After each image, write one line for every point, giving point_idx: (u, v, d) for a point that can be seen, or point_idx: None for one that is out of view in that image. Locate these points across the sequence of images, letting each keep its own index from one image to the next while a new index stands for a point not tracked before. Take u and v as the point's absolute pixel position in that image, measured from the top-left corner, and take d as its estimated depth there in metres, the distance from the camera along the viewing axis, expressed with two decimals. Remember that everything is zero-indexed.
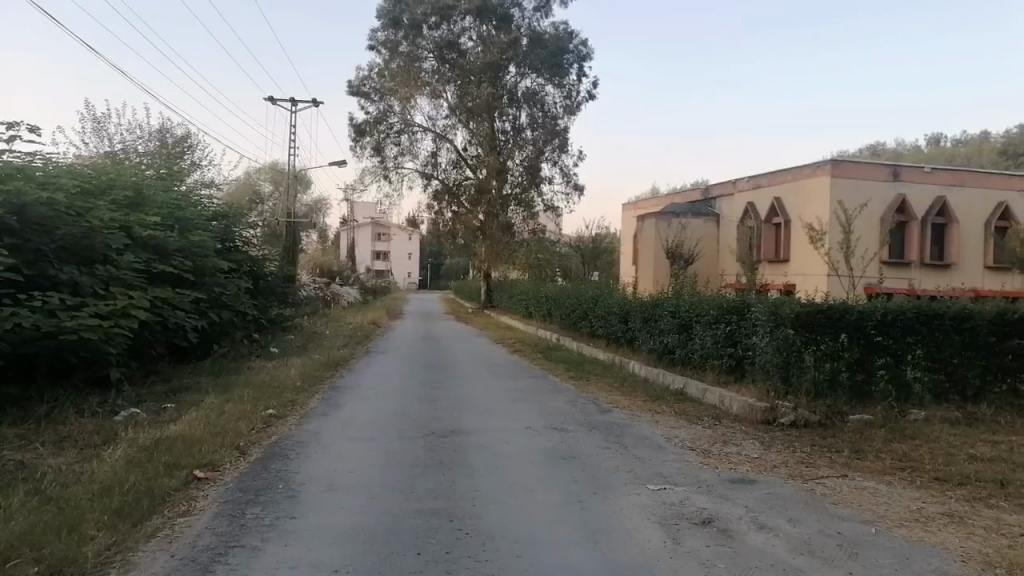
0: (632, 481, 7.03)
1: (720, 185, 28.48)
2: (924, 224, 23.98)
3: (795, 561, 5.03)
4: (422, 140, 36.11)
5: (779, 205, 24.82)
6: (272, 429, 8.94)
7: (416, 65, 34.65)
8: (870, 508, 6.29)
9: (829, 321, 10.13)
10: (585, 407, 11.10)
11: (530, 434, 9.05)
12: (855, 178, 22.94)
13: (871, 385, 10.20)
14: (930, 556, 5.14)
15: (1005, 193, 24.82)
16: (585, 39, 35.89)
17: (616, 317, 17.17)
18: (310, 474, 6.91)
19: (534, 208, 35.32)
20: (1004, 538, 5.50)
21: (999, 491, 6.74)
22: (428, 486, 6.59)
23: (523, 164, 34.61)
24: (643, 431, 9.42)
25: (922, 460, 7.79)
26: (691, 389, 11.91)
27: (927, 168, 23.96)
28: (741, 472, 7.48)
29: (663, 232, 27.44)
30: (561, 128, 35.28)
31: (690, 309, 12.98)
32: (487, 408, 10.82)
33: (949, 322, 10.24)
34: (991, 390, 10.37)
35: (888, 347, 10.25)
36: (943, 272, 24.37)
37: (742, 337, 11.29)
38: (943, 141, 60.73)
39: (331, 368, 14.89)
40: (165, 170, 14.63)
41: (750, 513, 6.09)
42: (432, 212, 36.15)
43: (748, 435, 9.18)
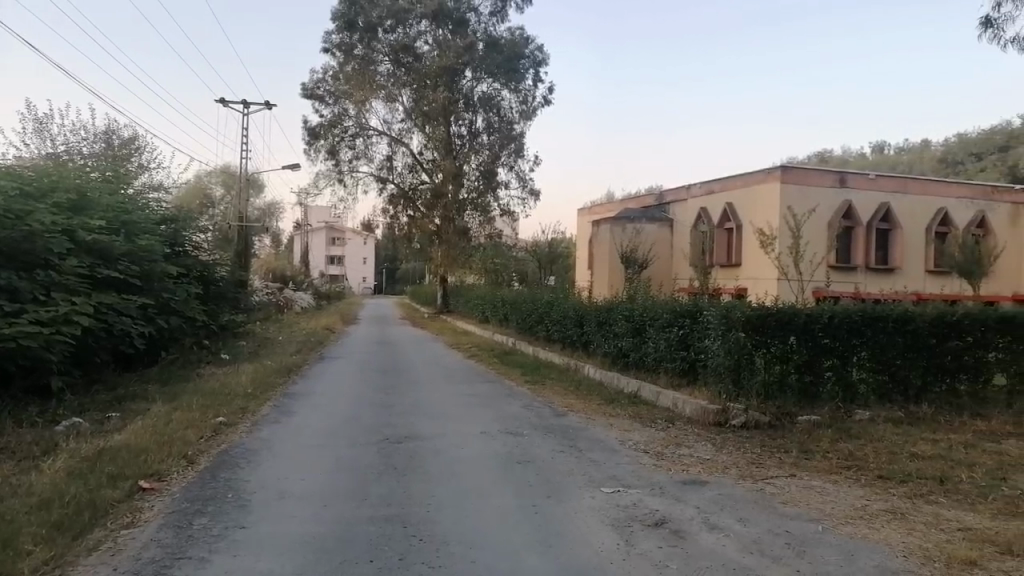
0: (586, 484, 7.07)
1: (673, 191, 28.86)
2: (870, 229, 24.66)
3: (744, 560, 5.12)
4: (377, 144, 35.87)
5: (731, 210, 25.31)
6: (221, 437, 8.75)
7: (371, 69, 34.45)
8: (817, 507, 6.43)
9: (778, 325, 10.34)
10: (540, 412, 11.12)
11: (486, 439, 9.04)
12: (804, 184, 23.48)
13: (819, 387, 10.44)
14: (874, 552, 5.28)
15: (945, 199, 25.68)
16: (541, 45, 36.03)
17: (572, 321, 17.27)
18: (260, 483, 6.79)
19: (490, 213, 35.38)
20: (943, 533, 5.68)
21: (938, 487, 6.98)
22: (382, 492, 6.53)
23: (479, 168, 34.68)
24: (598, 434, 9.49)
25: (867, 459, 8.00)
26: (645, 392, 12.03)
27: (872, 174, 24.62)
28: (694, 474, 7.58)
29: (618, 237, 27.71)
30: (517, 133, 35.36)
31: (644, 313, 13.13)
32: (442, 414, 10.76)
33: (892, 325, 10.59)
34: (932, 389, 10.74)
35: (835, 349, 10.50)
36: (888, 276, 25.12)
37: (694, 341, 11.44)
38: (887, 149, 62.45)
39: (284, 375, 14.65)
40: (111, 172, 14.25)
41: (701, 514, 6.18)
42: (388, 216, 35.90)
43: (701, 437, 9.30)
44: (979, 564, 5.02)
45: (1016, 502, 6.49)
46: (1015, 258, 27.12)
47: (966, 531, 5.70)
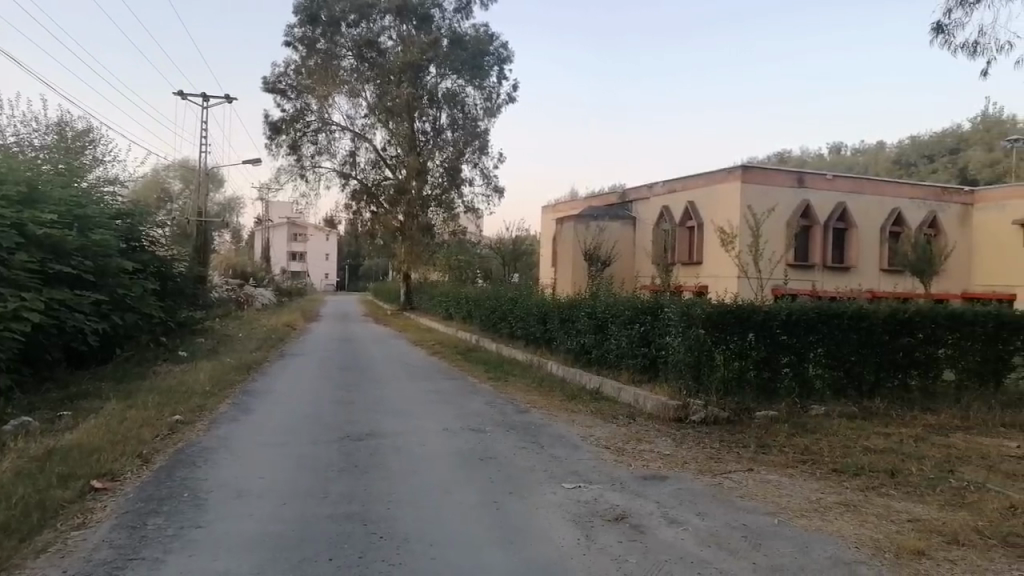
0: (547, 479, 7.11)
1: (636, 189, 29.10)
2: (827, 228, 25.15)
3: (702, 553, 5.21)
4: (340, 139, 35.54)
5: (693, 209, 25.62)
6: (177, 436, 8.59)
7: (334, 64, 34.12)
8: (773, 500, 6.56)
9: (738, 322, 10.50)
10: (502, 408, 11.14)
11: (448, 436, 9.01)
12: (763, 184, 23.86)
13: (776, 382, 10.63)
14: (827, 544, 5.41)
15: (898, 200, 26.32)
16: (506, 42, 36.06)
17: (535, 318, 17.32)
18: (218, 482, 6.69)
19: (455, 209, 35.26)
20: (893, 524, 5.84)
21: (889, 479, 7.17)
22: (343, 491, 6.47)
23: (443, 165, 34.54)
24: (560, 430, 9.54)
25: (822, 453, 8.18)
26: (607, 388, 12.13)
27: (829, 175, 25.12)
28: (654, 468, 7.67)
29: (581, 235, 27.83)
30: (481, 130, 35.30)
31: (606, 309, 13.23)
32: (403, 410, 10.69)
33: (847, 322, 10.83)
34: (884, 385, 11.01)
35: (793, 345, 10.68)
36: (844, 275, 25.66)
37: (655, 337, 11.56)
38: (843, 150, 63.86)
39: (244, 372, 14.45)
40: (63, 165, 13.88)
41: (661, 509, 6.26)
42: (351, 213, 35.60)
43: (661, 433, 9.39)
44: (927, 553, 5.17)
45: (962, 492, 6.71)
46: (964, 258, 28.01)
47: (915, 522, 5.87)
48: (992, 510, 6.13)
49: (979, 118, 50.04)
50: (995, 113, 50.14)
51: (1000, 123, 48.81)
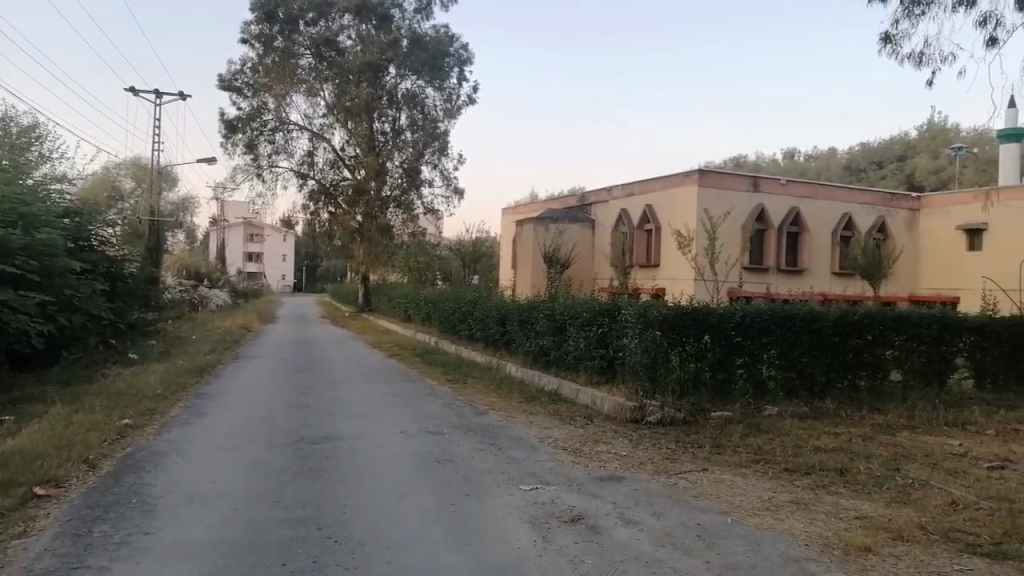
0: (505, 481, 7.11)
1: (595, 192, 29.34)
2: (781, 232, 25.63)
3: (656, 553, 5.26)
4: (298, 139, 35.12)
5: (650, 212, 25.91)
6: (127, 440, 8.38)
7: (292, 62, 33.69)
8: (727, 500, 6.66)
9: (693, 323, 10.64)
10: (460, 410, 11.13)
11: (405, 439, 8.95)
12: (719, 188, 24.24)
13: (730, 383, 10.80)
14: (778, 542, 5.51)
15: (849, 205, 27.01)
16: (466, 44, 36.02)
17: (494, 320, 17.34)
18: (168, 487, 6.54)
19: (414, 211, 35.08)
20: (842, 522, 5.97)
21: (839, 478, 7.34)
22: (297, 494, 6.39)
23: (402, 166, 34.35)
24: (518, 432, 9.55)
25: (774, 453, 8.34)
26: (565, 389, 12.19)
27: (783, 180, 25.64)
28: (610, 469, 7.73)
29: (541, 237, 27.88)
30: (441, 131, 35.14)
31: (564, 311, 13.30)
32: (360, 413, 10.59)
33: (800, 324, 11.06)
34: (835, 385, 11.28)
35: (746, 347, 10.87)
36: (798, 277, 26.17)
37: (613, 339, 11.65)
38: (797, 156, 65.21)
39: (197, 375, 14.17)
40: (8, 162, 13.47)
41: (617, 509, 6.32)
42: (308, 213, 35.18)
43: (618, 433, 9.47)
44: (873, 550, 5.30)
45: (907, 490, 6.90)
46: (910, 262, 28.90)
47: (863, 519, 6.01)
48: (935, 505, 6.32)
49: (925, 126, 51.69)
50: (940, 121, 51.88)
51: (944, 131, 50.50)
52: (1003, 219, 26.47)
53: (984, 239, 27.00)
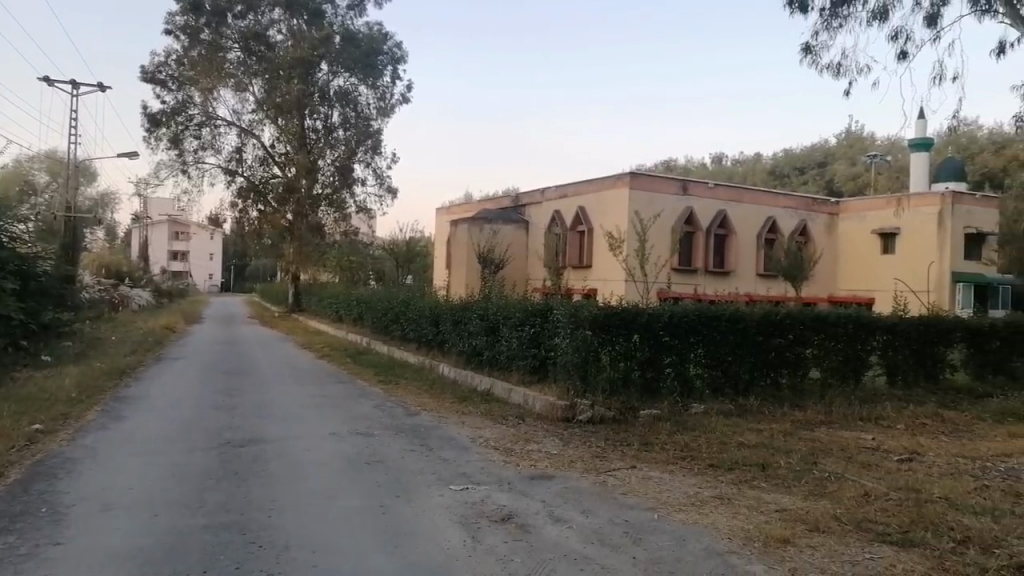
0: (434, 482, 7.08)
1: (528, 194, 29.54)
2: (709, 234, 26.30)
3: (584, 550, 5.33)
4: (225, 134, 34.21)
5: (583, 213, 26.25)
6: (37, 447, 7.99)
7: (220, 56, 32.78)
8: (654, 496, 6.80)
9: (622, 323, 10.83)
10: (392, 411, 11.02)
11: (334, 441, 8.82)
12: (649, 190, 24.74)
13: (659, 382, 11.02)
14: (703, 536, 5.65)
15: (773, 209, 27.94)
16: (400, 42, 35.67)
17: (427, 320, 17.27)
18: (82, 494, 6.26)
19: (346, 210, 34.52)
20: (763, 515, 6.18)
21: (761, 473, 7.58)
22: (221, 499, 6.23)
23: (334, 164, 33.77)
24: (450, 433, 9.52)
25: (699, 449, 8.55)
26: (497, 389, 12.22)
27: (710, 184, 26.32)
28: (541, 468, 7.79)
29: (475, 238, 27.87)
30: (375, 129, 34.61)
31: (497, 311, 13.34)
32: (288, 416, 10.37)
33: (724, 324, 11.38)
34: (758, 383, 11.64)
35: (674, 346, 11.12)
36: (725, 278, 26.86)
37: (545, 339, 11.75)
38: (725, 160, 66.96)
39: (115, 377, 13.64)
40: None
41: (547, 507, 6.37)
42: (236, 211, 34.27)
43: (549, 433, 9.54)
44: (791, 542, 5.49)
45: (824, 483, 7.19)
46: (829, 264, 30.07)
47: (782, 512, 6.23)
48: (849, 497, 6.60)
49: (843, 135, 53.96)
50: (857, 130, 54.22)
51: (861, 140, 52.81)
52: (915, 223, 28.07)
53: (898, 243, 28.54)
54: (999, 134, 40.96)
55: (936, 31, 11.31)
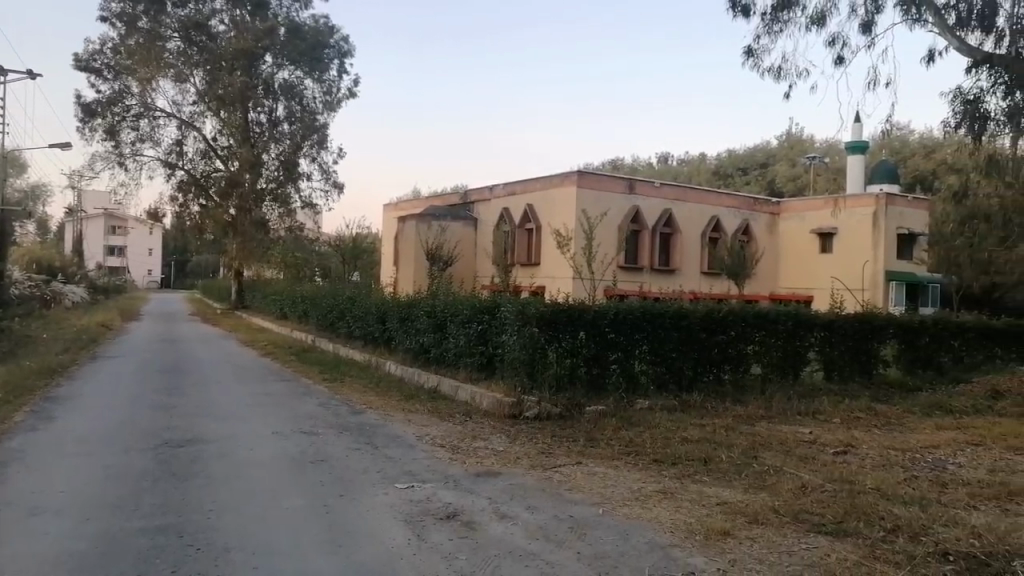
0: (380, 480, 7.02)
1: (477, 191, 29.44)
2: (654, 232, 26.68)
3: (530, 547, 5.35)
4: (165, 126, 33.26)
5: (531, 211, 26.34)
6: None
7: (158, 45, 31.80)
8: (598, 491, 6.86)
9: (569, 321, 10.92)
10: (337, 409, 10.88)
11: (277, 440, 8.66)
12: (597, 189, 24.98)
13: (605, 378, 11.14)
14: (646, 530, 5.73)
15: (717, 208, 28.49)
16: (346, 36, 35.20)
17: (374, 318, 17.07)
18: (9, 499, 6.01)
19: (291, 205, 33.89)
20: (704, 508, 6.30)
21: (703, 467, 7.73)
22: (157, 501, 6.05)
23: (279, 158, 33.14)
24: (396, 431, 9.42)
25: (644, 445, 8.67)
26: (444, 386, 12.17)
27: (656, 183, 26.69)
28: (487, 466, 7.77)
29: (423, 235, 27.68)
30: (321, 123, 34.12)
31: (444, 309, 13.30)
32: (230, 415, 10.13)
33: (668, 321, 11.58)
34: (701, 379, 11.86)
35: (620, 343, 11.26)
36: (671, 276, 27.28)
37: (492, 336, 11.75)
38: (670, 159, 68.01)
39: (46, 377, 13.10)
40: None
41: (492, 504, 6.38)
42: (177, 205, 33.33)
43: (496, 430, 9.54)
44: (731, 534, 5.62)
45: (764, 475, 7.39)
46: (770, 263, 30.85)
47: (723, 505, 6.37)
48: (787, 490, 6.78)
49: (784, 137, 55.40)
50: (796, 132, 55.73)
51: (801, 142, 54.34)
52: (851, 223, 28.99)
53: (835, 242, 29.42)
54: (929, 138, 42.63)
55: (871, 38, 11.74)
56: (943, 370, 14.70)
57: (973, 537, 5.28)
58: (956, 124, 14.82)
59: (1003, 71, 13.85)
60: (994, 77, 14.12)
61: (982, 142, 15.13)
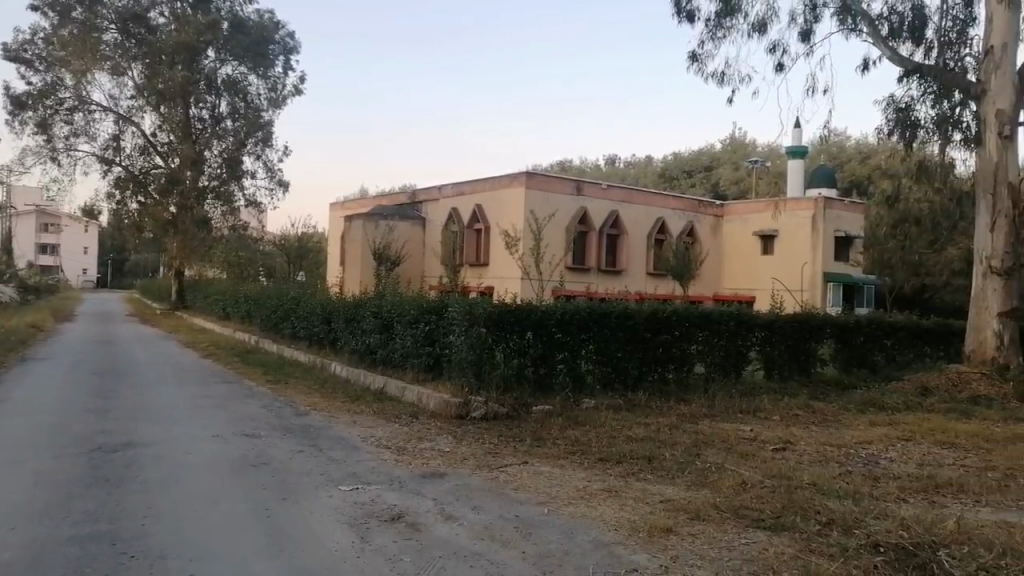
0: (323, 483, 6.91)
1: (425, 190, 29.30)
2: (602, 233, 26.95)
3: (474, 546, 5.35)
4: (101, 121, 32.22)
5: (480, 211, 26.34)
6: None
7: (94, 36, 30.70)
8: (544, 490, 6.91)
9: (516, 320, 10.94)
10: (280, 411, 10.69)
11: (217, 443, 8.46)
12: (545, 189, 25.10)
13: (551, 377, 11.20)
14: (590, 529, 5.78)
15: (662, 210, 28.92)
16: (292, 32, 34.66)
17: (319, 318, 16.85)
18: None
19: (234, 203, 33.22)
20: (648, 506, 6.37)
21: (647, 465, 7.83)
22: (89, 508, 5.85)
23: (222, 155, 32.48)
24: (340, 433, 9.29)
25: (589, 444, 8.75)
26: (391, 387, 12.06)
27: (603, 185, 26.96)
28: (432, 467, 7.73)
29: (370, 234, 27.42)
30: (265, 120, 33.50)
31: (391, 309, 13.19)
32: (168, 418, 9.84)
33: (614, 321, 11.71)
34: (646, 378, 12.02)
35: (566, 343, 11.34)
36: (617, 277, 27.61)
37: (439, 337, 11.70)
38: (617, 161, 68.86)
39: None
40: None
41: (437, 505, 6.35)
42: (114, 202, 32.27)
43: (442, 431, 9.49)
44: (673, 531, 5.71)
45: (706, 473, 7.53)
46: (713, 264, 31.54)
47: (666, 503, 6.46)
48: (728, 487, 6.92)
49: (727, 140, 56.60)
50: (739, 137, 56.99)
51: (743, 146, 55.58)
52: (790, 225, 29.74)
53: (775, 244, 30.13)
54: (865, 144, 44.12)
55: (809, 46, 12.16)
56: (877, 368, 15.21)
57: (902, 529, 5.46)
58: (889, 131, 15.72)
59: (932, 80, 14.76)
60: (924, 87, 15.06)
61: (914, 149, 15.98)
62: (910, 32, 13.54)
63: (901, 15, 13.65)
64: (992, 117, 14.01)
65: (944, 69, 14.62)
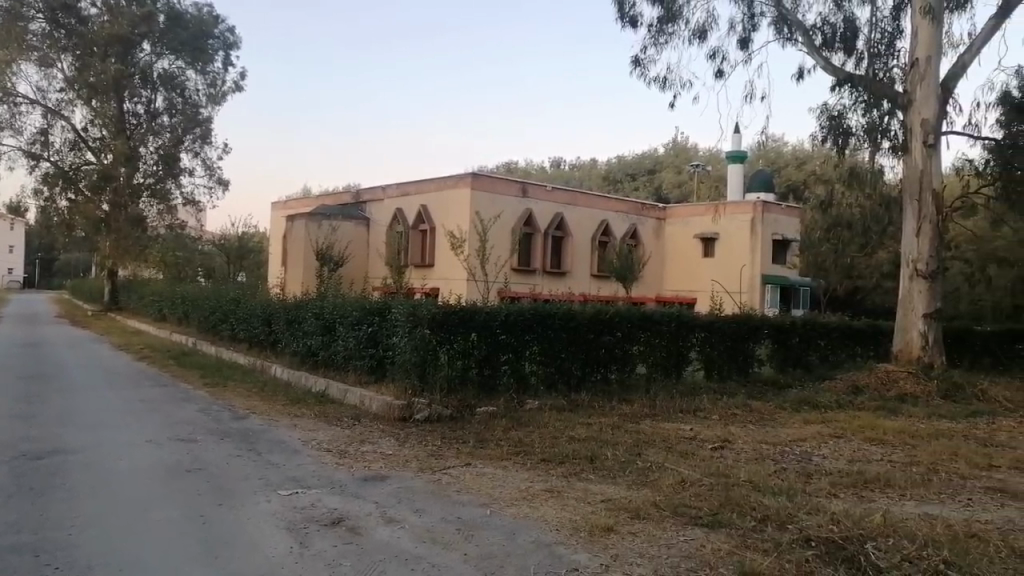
0: (262, 487, 6.77)
1: (369, 191, 29.00)
2: (547, 235, 27.13)
3: (415, 550, 5.31)
4: (27, 114, 30.95)
5: (425, 212, 26.21)
6: None
7: (20, 25, 29.22)
8: (487, 491, 6.92)
9: (461, 322, 10.93)
10: (217, 415, 10.42)
11: (151, 448, 8.20)
12: (490, 190, 25.11)
13: (495, 379, 11.22)
14: (532, 529, 5.80)
15: (606, 212, 29.24)
16: (231, 26, 33.97)
17: (259, 320, 16.52)
18: None
19: (171, 201, 32.43)
20: (590, 506, 6.43)
21: (589, 465, 7.89)
22: (11, 518, 5.60)
23: (158, 152, 31.65)
24: (280, 436, 9.11)
25: (533, 444, 8.78)
26: (332, 390, 11.88)
27: (548, 187, 27.14)
28: (375, 469, 7.66)
29: (313, 235, 27.00)
30: (203, 117, 32.81)
31: (333, 310, 13.01)
32: (98, 423, 9.51)
33: (558, 323, 11.79)
34: (589, 379, 12.14)
35: (511, 344, 11.37)
36: (562, 278, 27.81)
37: (382, 338, 11.58)
38: (563, 163, 69.48)
39: None
40: None
41: (379, 508, 6.29)
42: (41, 199, 30.98)
43: (385, 433, 9.40)
44: (614, 530, 5.77)
45: (647, 472, 7.63)
46: (656, 266, 32.05)
47: (608, 502, 6.53)
48: (668, 485, 7.03)
49: (670, 144, 57.65)
50: (681, 140, 58.11)
51: (685, 150, 56.70)
52: (730, 228, 30.38)
53: (716, 247, 30.75)
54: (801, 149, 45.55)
55: (747, 53, 12.49)
56: (811, 368, 15.65)
57: (832, 524, 5.63)
58: (822, 138, 16.20)
59: (863, 89, 15.29)
60: (854, 96, 15.60)
61: (845, 155, 16.53)
62: (842, 42, 14.02)
63: (833, 26, 14.11)
64: (917, 126, 14.62)
65: (873, 79, 15.19)
